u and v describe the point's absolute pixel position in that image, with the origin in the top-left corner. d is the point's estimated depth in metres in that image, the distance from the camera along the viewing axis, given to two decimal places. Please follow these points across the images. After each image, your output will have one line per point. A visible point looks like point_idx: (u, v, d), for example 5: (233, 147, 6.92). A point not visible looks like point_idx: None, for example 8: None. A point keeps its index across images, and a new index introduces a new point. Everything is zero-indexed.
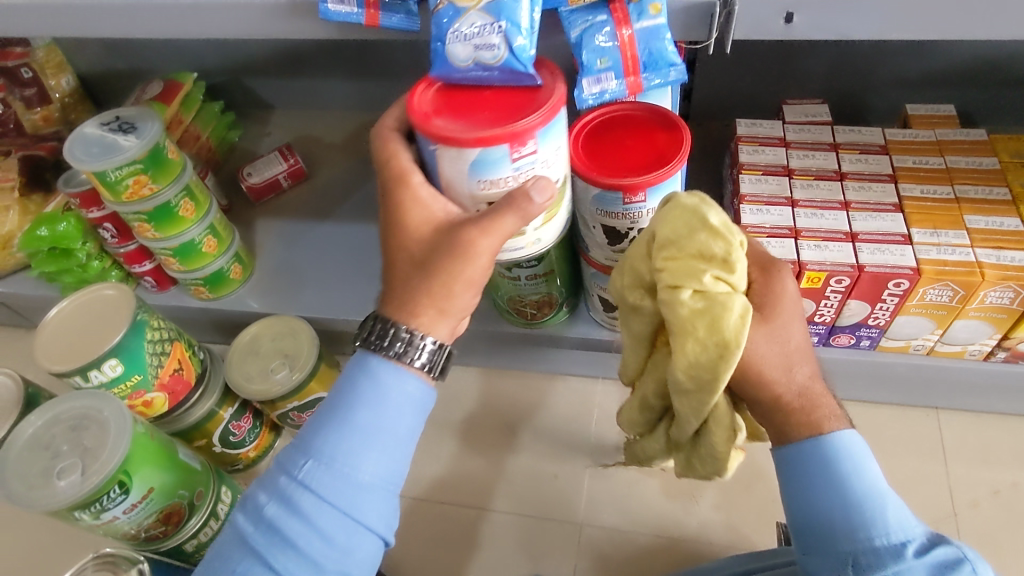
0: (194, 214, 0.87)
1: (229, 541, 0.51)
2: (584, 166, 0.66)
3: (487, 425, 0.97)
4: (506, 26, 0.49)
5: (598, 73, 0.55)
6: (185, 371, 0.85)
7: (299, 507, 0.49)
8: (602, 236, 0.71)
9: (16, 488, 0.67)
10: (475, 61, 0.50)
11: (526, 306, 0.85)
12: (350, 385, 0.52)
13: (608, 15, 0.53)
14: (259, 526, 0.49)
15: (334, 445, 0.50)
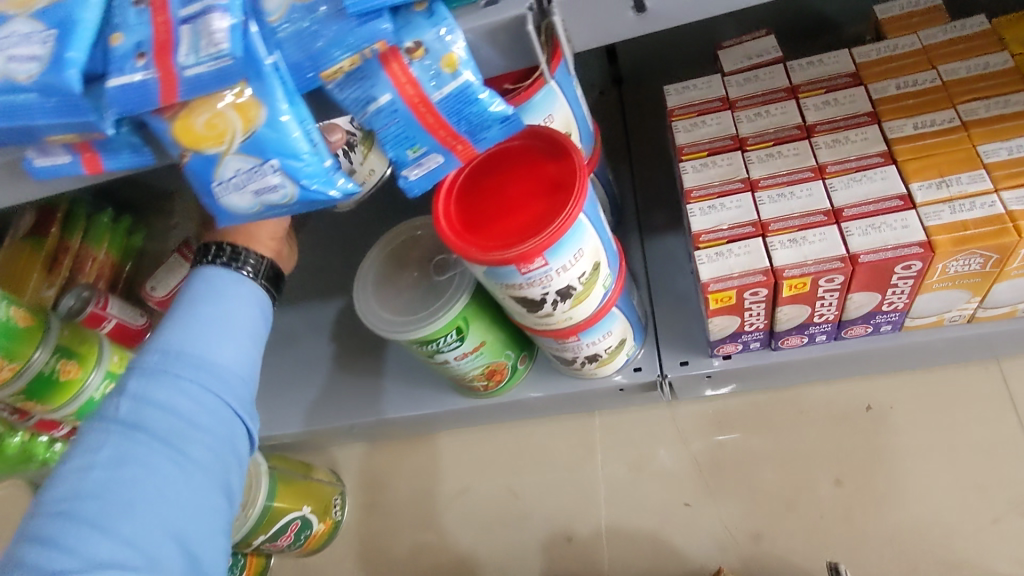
0: (79, 371, 0.77)
1: (83, 447, 0.44)
2: (460, 240, 0.50)
3: None
4: (277, 160, 0.37)
5: (411, 163, 0.39)
6: None
7: (155, 398, 0.45)
8: (517, 305, 0.56)
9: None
10: (263, 205, 0.39)
11: (473, 379, 0.71)
12: (188, 298, 0.51)
13: (391, 90, 0.35)
14: (109, 428, 0.44)
15: (182, 334, 0.48)
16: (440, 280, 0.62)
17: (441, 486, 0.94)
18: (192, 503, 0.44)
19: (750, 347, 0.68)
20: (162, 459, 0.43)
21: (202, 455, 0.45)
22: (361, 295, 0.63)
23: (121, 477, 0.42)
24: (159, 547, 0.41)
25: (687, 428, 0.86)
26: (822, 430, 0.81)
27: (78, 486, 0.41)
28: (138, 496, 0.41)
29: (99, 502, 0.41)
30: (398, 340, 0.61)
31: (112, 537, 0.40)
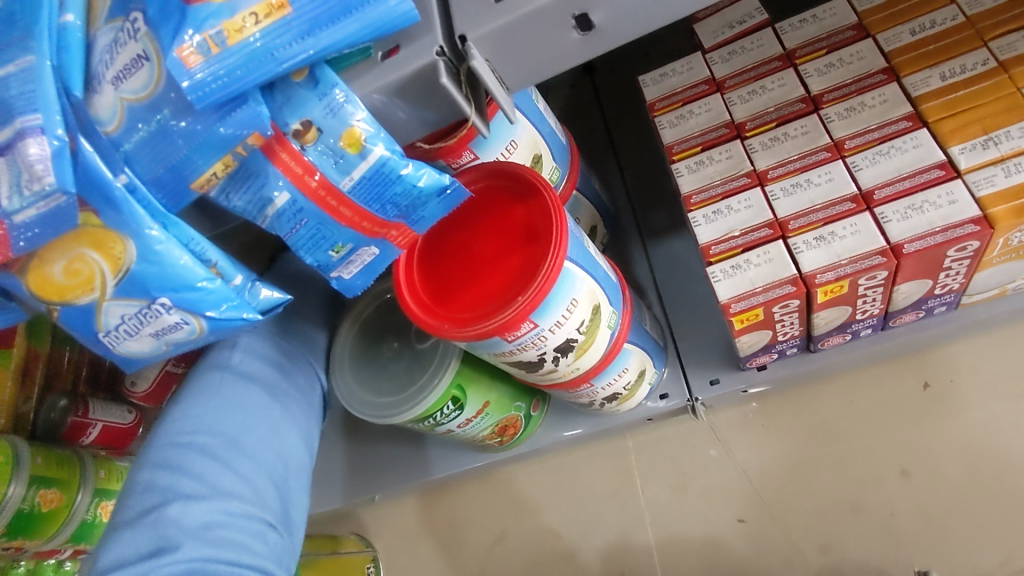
0: (63, 496, 0.70)
1: (195, 395, 0.52)
2: (428, 316, 0.42)
3: (526, 545, 0.80)
4: (167, 295, 0.29)
5: (340, 262, 0.31)
6: None
7: (263, 360, 0.57)
8: (513, 369, 0.47)
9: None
10: (170, 345, 0.31)
11: (485, 438, 0.62)
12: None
13: (287, 186, 0.28)
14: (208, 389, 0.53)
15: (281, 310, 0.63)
16: (423, 347, 0.53)
17: (471, 540, 0.83)
18: (282, 457, 0.54)
19: (785, 354, 0.58)
20: (264, 413, 0.53)
21: (286, 421, 0.56)
22: (337, 377, 0.55)
23: (233, 418, 0.51)
24: (261, 491, 0.50)
25: (729, 438, 0.75)
26: (884, 419, 0.69)
27: (198, 425, 0.50)
28: (248, 447, 0.51)
29: (214, 440, 0.49)
30: (387, 425, 0.52)
31: (234, 475, 0.48)
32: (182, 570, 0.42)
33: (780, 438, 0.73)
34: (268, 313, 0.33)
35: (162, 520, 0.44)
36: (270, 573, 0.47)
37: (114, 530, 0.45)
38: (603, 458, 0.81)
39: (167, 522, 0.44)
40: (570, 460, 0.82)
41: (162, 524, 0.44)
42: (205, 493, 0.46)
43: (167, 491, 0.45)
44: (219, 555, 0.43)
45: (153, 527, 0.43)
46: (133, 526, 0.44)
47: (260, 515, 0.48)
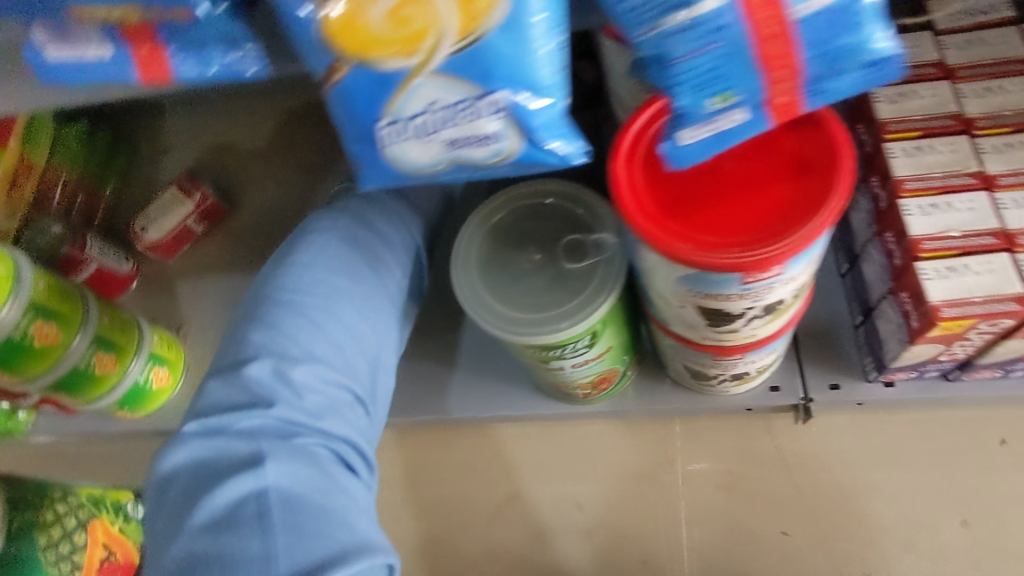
0: (59, 334, 0.58)
1: (297, 253, 0.49)
2: (655, 228, 0.35)
3: (543, 503, 0.75)
4: (495, 95, 0.34)
5: (710, 116, 0.33)
6: (117, 554, 0.61)
7: (372, 223, 0.51)
8: (697, 315, 0.41)
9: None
10: (453, 163, 0.38)
11: (574, 387, 0.56)
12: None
13: (735, 12, 0.30)
14: (314, 245, 0.49)
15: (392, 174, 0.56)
16: (571, 268, 0.45)
17: (483, 486, 0.77)
18: (384, 324, 0.49)
19: (923, 376, 0.54)
20: (366, 277, 0.49)
21: (390, 294, 0.50)
22: (457, 269, 0.46)
23: (334, 280, 0.48)
24: (355, 362, 0.47)
25: (786, 448, 0.72)
26: (949, 465, 0.68)
27: (297, 282, 0.47)
28: (346, 312, 0.47)
29: (312, 299, 0.46)
30: (516, 341, 0.44)
31: (325, 342, 0.45)
32: (271, 427, 0.42)
33: (839, 461, 0.70)
34: (560, 154, 0.37)
35: (251, 376, 0.43)
36: (354, 445, 0.45)
37: (213, 376, 0.45)
38: (644, 437, 0.76)
39: (259, 380, 0.43)
40: (608, 428, 0.77)
41: (252, 380, 0.43)
42: (298, 355, 0.44)
43: (262, 349, 0.44)
44: (306, 421, 0.43)
45: (245, 382, 0.43)
46: (232, 370, 0.44)
47: (350, 386, 0.46)
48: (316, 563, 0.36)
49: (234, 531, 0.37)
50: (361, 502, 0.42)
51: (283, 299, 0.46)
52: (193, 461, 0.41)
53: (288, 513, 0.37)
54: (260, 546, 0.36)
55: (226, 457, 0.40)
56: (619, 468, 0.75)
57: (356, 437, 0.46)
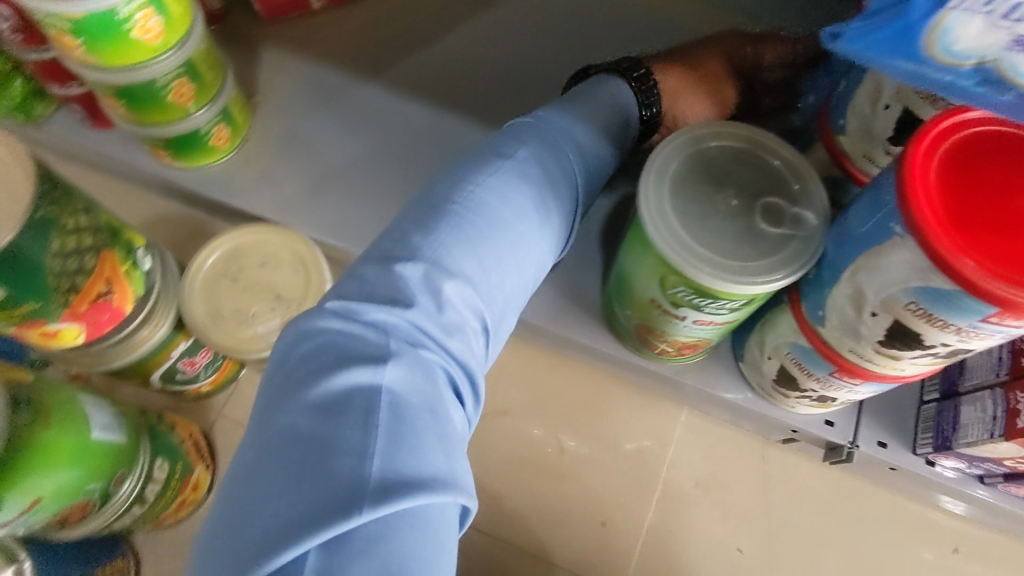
0: (159, 38, 0.50)
1: (466, 163, 0.42)
2: (932, 232, 0.33)
3: (531, 431, 0.75)
4: None
5: None
6: (118, 293, 0.54)
7: (554, 158, 0.43)
8: (880, 328, 0.39)
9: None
10: (991, 53, 0.28)
11: (662, 341, 0.54)
12: (591, 95, 0.51)
13: None
14: (507, 155, 0.42)
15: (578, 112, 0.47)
16: (766, 228, 0.43)
17: None
18: (537, 266, 0.42)
19: (962, 470, 0.56)
20: (535, 210, 0.41)
21: (548, 239, 0.42)
22: (647, 179, 0.43)
23: (507, 200, 0.40)
24: (500, 295, 0.40)
25: (773, 478, 0.73)
26: (909, 552, 0.71)
27: (467, 190, 0.40)
28: (518, 242, 0.40)
29: (482, 213, 0.39)
30: (685, 271, 0.42)
31: (487, 260, 0.38)
32: (405, 335, 0.35)
33: (815, 510, 0.72)
34: None
35: (395, 274, 0.36)
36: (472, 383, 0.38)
37: (359, 264, 0.38)
38: (650, 414, 0.76)
39: (411, 272, 0.37)
40: (621, 390, 0.76)
41: (395, 278, 0.36)
42: (455, 265, 0.37)
43: (415, 248, 0.37)
44: (441, 340, 0.36)
45: (390, 273, 0.36)
46: (383, 255, 0.38)
47: (487, 319, 0.39)
48: (415, 482, 0.31)
49: (342, 420, 0.32)
50: (462, 439, 0.36)
51: (458, 201, 0.39)
52: (313, 347, 0.34)
53: (395, 424, 0.32)
54: (359, 443, 0.31)
55: (353, 344, 0.34)
56: (615, 430, 0.75)
57: (477, 371, 0.39)
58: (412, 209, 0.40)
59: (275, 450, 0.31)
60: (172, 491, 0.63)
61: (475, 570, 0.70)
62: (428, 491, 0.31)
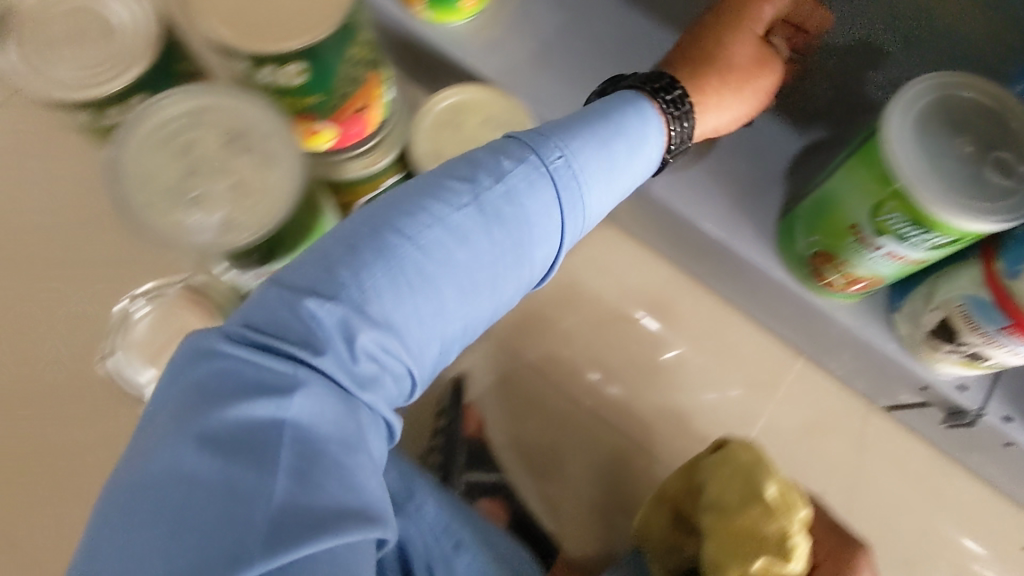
0: None
1: (424, 188, 0.40)
2: None
3: (658, 343, 0.81)
4: None
5: None
6: (370, 114, 0.59)
7: (537, 198, 0.41)
8: None
9: (136, 195, 0.47)
10: None
11: (835, 272, 0.59)
12: (606, 115, 0.46)
13: None
14: (479, 181, 0.40)
15: (584, 145, 0.43)
16: (991, 176, 0.47)
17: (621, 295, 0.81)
18: (491, 302, 0.41)
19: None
20: (491, 255, 0.39)
21: (502, 290, 0.41)
22: (898, 111, 0.48)
23: (459, 247, 0.38)
24: (434, 343, 0.39)
25: (867, 438, 0.79)
26: (981, 534, 0.77)
27: (419, 226, 0.38)
28: (473, 278, 0.39)
29: (427, 262, 0.37)
30: (910, 197, 0.47)
31: (422, 309, 0.37)
32: (314, 387, 0.34)
33: (899, 476, 0.78)
34: None
35: (300, 308, 0.35)
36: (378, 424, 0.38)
37: (270, 280, 0.37)
38: (769, 354, 0.81)
39: (329, 302, 0.35)
40: (748, 325, 0.81)
41: (309, 312, 0.35)
42: (380, 314, 0.36)
43: (338, 290, 0.35)
44: (355, 388, 0.35)
45: (305, 313, 0.35)
46: (307, 286, 0.36)
47: (411, 365, 0.38)
48: (319, 523, 0.31)
49: (240, 458, 0.31)
50: (381, 466, 0.37)
51: (409, 235, 0.37)
52: (202, 379, 0.33)
53: (301, 462, 0.32)
54: (253, 484, 0.30)
55: (257, 371, 0.33)
56: (732, 360, 0.80)
57: (389, 411, 0.38)
58: (348, 233, 0.38)
59: (156, 492, 0.30)
60: None
61: (583, 446, 0.78)
62: (344, 522, 0.31)
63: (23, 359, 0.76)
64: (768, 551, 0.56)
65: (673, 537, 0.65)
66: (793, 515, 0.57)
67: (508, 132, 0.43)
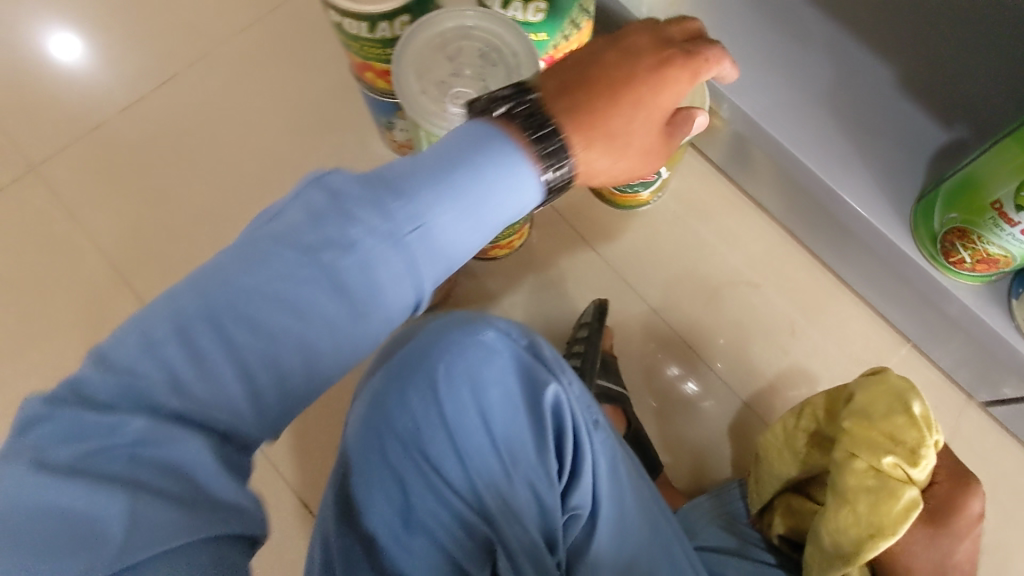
0: None
1: (248, 248, 0.39)
2: None
3: (774, 312, 0.88)
4: None
5: None
6: None
7: (370, 253, 0.39)
8: None
9: (411, 86, 0.59)
10: None
11: (968, 249, 0.66)
12: (462, 144, 0.43)
13: None
14: (307, 240, 0.39)
15: (438, 188, 0.41)
16: None
17: (747, 263, 0.89)
18: (335, 342, 0.40)
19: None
20: (314, 320, 0.39)
21: (340, 331, 0.40)
22: None
23: (281, 300, 0.38)
24: (254, 403, 0.39)
25: (962, 431, 0.84)
26: None
27: (243, 284, 0.38)
28: (299, 306, 0.39)
29: (246, 325, 0.38)
30: None
31: (248, 359, 0.38)
32: (109, 463, 0.34)
33: (988, 469, 0.83)
34: None
35: (127, 369, 0.36)
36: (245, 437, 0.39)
37: (132, 318, 0.38)
38: (876, 339, 0.87)
39: (168, 365, 0.37)
40: (860, 308, 0.88)
41: (129, 378, 0.36)
42: (193, 378, 0.37)
43: (162, 344, 0.37)
44: (169, 444, 0.35)
45: (116, 370, 0.36)
46: (125, 365, 0.36)
47: (238, 425, 0.38)
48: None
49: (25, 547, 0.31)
50: (225, 487, 0.36)
51: (237, 296, 0.38)
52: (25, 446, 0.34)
53: (107, 520, 0.32)
54: (50, 553, 0.31)
55: (82, 424, 0.34)
56: (842, 338, 0.87)
57: (240, 429, 0.39)
58: (200, 278, 0.38)
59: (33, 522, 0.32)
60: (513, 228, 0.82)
61: (692, 391, 0.86)
62: (203, 522, 0.34)
63: (232, 235, 0.90)
64: (900, 453, 0.59)
65: (805, 454, 0.67)
66: (928, 435, 0.59)
67: (364, 171, 0.41)
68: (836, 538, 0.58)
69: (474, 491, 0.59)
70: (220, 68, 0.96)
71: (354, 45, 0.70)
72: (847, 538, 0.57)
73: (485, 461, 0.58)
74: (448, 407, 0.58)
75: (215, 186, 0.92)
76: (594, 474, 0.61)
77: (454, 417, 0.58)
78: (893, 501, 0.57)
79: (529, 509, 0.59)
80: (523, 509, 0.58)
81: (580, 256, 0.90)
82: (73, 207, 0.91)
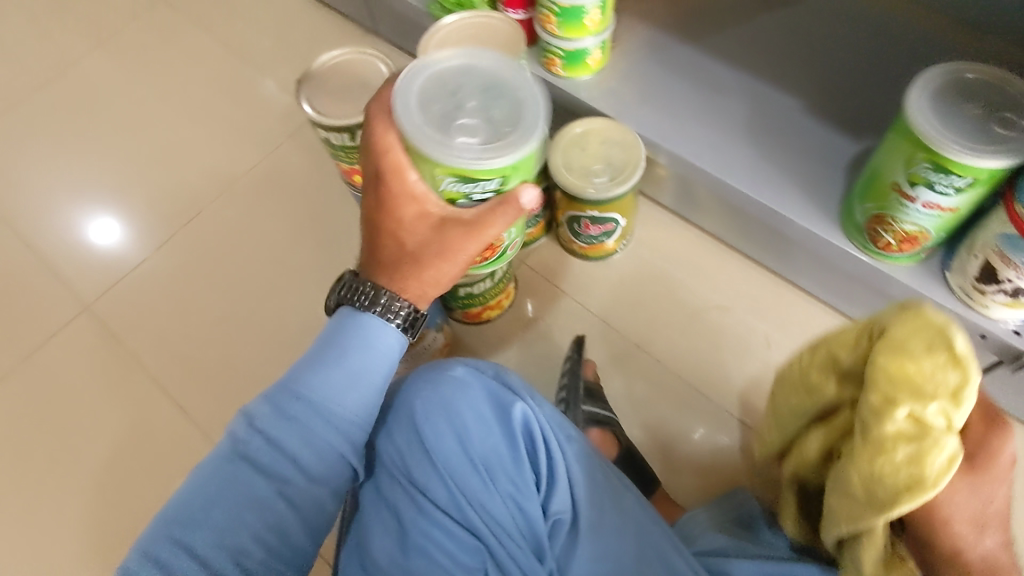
0: None
1: (190, 487, 0.56)
2: None
3: (748, 330, 0.95)
4: None
5: None
6: None
7: (283, 435, 0.56)
8: None
9: (405, 123, 0.52)
10: None
11: (889, 232, 0.75)
12: (331, 338, 0.59)
13: None
14: (241, 437, 0.57)
15: (299, 397, 0.57)
16: (997, 131, 0.64)
17: (713, 290, 0.98)
18: (270, 503, 0.56)
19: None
20: (255, 488, 0.55)
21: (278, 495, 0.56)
22: (917, 91, 0.66)
23: (221, 506, 0.55)
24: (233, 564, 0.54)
25: None
26: None
27: (200, 501, 0.55)
28: (233, 497, 0.55)
29: (206, 523, 0.54)
30: (931, 148, 0.64)
31: (221, 534, 0.54)
32: None
33: None
34: None
35: None
36: None
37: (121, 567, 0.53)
38: None
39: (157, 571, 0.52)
40: (826, 315, 0.95)
41: None
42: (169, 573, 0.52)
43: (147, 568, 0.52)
44: None
45: None
46: None
47: None
48: None
49: None
50: None
51: (192, 512, 0.54)
52: None
53: None
54: None
55: None
56: None
57: None
58: (170, 513, 0.55)
59: None
60: (499, 287, 0.93)
61: (686, 414, 0.92)
62: None
63: (256, 338, 1.01)
64: (958, 375, 0.48)
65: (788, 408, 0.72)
66: (945, 370, 0.48)
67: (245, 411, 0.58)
68: (872, 486, 0.50)
69: (456, 506, 0.58)
70: (235, 200, 1.12)
71: (340, 153, 0.83)
72: (883, 489, 0.49)
73: (463, 476, 0.58)
74: (425, 433, 0.59)
75: (238, 297, 1.04)
76: (572, 483, 0.60)
77: (432, 439, 0.59)
78: (899, 440, 0.49)
79: (511, 521, 0.58)
80: (509, 524, 0.58)
81: (565, 308, 1.00)
82: (118, 334, 1.04)
